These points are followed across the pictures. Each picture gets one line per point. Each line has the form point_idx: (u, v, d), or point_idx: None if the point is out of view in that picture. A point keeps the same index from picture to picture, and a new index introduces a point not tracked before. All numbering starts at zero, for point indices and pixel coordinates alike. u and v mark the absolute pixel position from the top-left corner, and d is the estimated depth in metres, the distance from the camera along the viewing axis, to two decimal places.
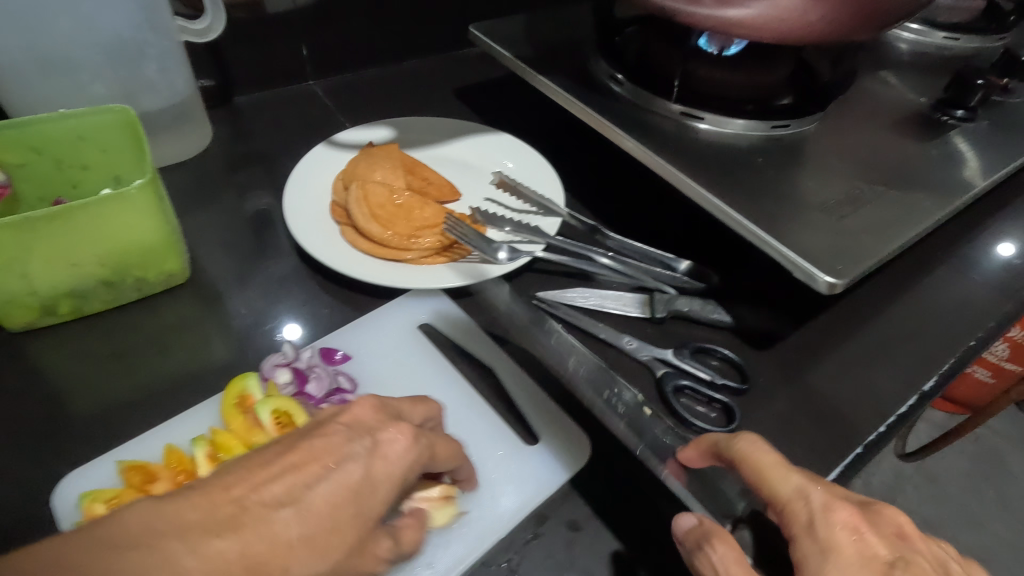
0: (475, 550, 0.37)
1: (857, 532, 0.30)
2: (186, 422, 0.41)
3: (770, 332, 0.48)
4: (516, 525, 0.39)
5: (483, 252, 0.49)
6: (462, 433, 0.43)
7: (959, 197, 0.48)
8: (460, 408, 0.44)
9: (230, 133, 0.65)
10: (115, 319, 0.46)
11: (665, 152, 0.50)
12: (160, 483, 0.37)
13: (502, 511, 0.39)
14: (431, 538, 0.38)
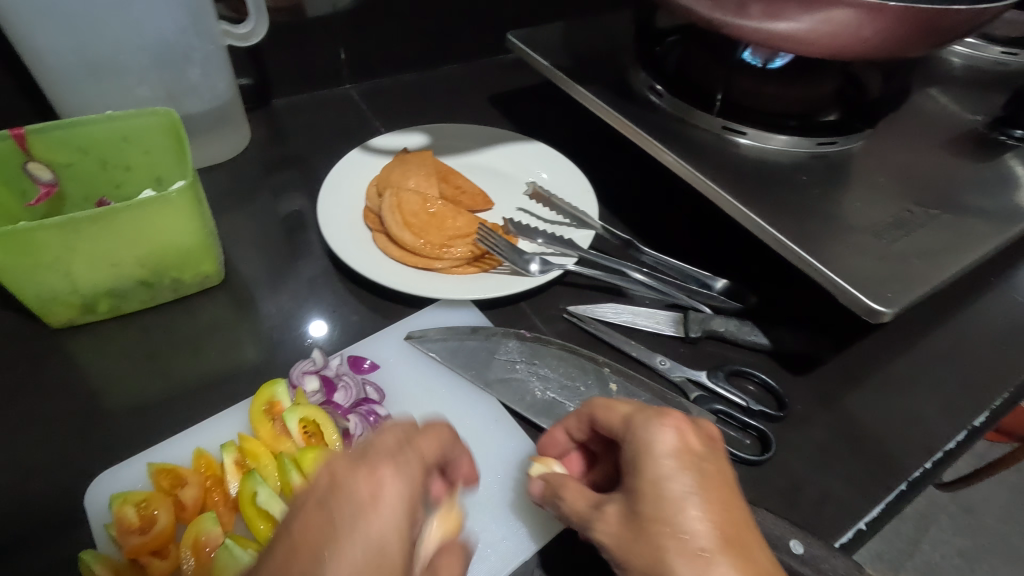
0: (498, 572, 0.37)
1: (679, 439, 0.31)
2: (217, 426, 0.41)
3: (808, 356, 0.46)
4: (541, 548, 0.38)
5: (514, 264, 0.48)
6: (486, 450, 0.42)
7: (1016, 224, 0.45)
8: (486, 424, 0.43)
9: (267, 135, 0.65)
10: (152, 317, 0.47)
11: (707, 170, 0.49)
12: (188, 489, 0.37)
13: (532, 535, 0.38)
14: None
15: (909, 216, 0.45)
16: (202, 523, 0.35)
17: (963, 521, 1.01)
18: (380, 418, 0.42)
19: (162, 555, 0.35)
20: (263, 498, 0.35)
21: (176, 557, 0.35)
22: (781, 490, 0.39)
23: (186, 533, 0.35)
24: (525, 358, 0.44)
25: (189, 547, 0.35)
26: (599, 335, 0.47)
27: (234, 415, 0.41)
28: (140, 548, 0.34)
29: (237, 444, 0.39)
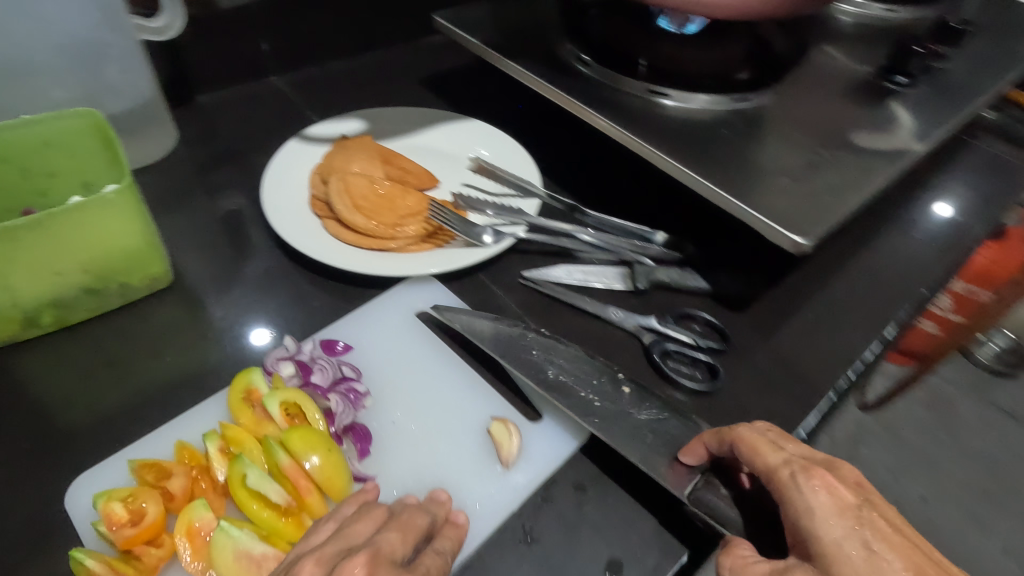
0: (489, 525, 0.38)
1: (832, 487, 0.31)
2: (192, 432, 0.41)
3: (744, 293, 0.51)
4: (526, 496, 0.40)
5: (468, 236, 0.50)
6: (466, 415, 0.44)
7: (904, 156, 0.52)
8: (463, 391, 0.45)
9: (195, 133, 0.63)
10: (102, 326, 0.45)
11: (639, 131, 0.52)
12: (174, 480, 0.37)
13: (517, 487, 0.40)
14: None
15: (817, 159, 0.50)
16: (195, 510, 0.35)
17: None
18: (360, 394, 0.43)
19: (157, 545, 0.35)
20: (253, 477, 0.36)
21: (171, 544, 0.35)
22: (732, 411, 0.44)
23: (178, 519, 0.35)
24: (541, 348, 0.45)
25: (184, 533, 0.35)
26: (557, 295, 0.49)
27: (211, 407, 0.42)
28: (133, 539, 0.34)
29: (220, 433, 0.39)
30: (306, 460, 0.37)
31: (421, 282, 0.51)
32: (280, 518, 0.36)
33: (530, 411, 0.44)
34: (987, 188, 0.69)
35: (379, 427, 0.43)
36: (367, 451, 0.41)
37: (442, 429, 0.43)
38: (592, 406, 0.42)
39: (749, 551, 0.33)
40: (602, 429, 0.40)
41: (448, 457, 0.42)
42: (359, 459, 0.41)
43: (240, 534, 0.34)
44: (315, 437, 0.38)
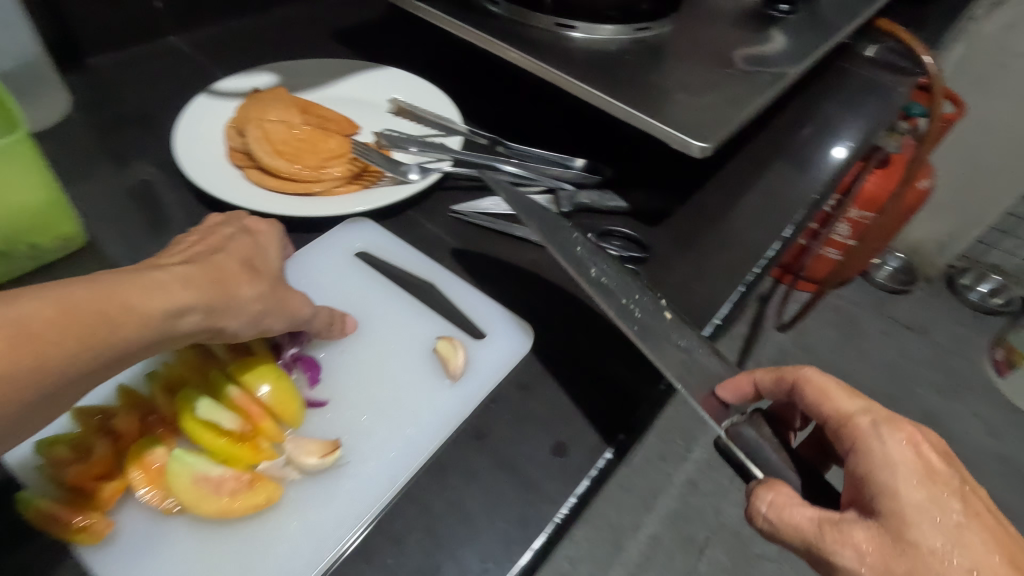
0: (441, 431, 0.40)
1: (917, 445, 0.32)
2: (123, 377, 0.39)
3: (659, 207, 0.55)
4: (476, 404, 0.42)
5: (394, 173, 0.51)
6: (415, 339, 0.45)
7: (788, 71, 0.57)
8: (409, 318, 0.47)
9: (93, 97, 0.60)
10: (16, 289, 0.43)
11: (550, 62, 0.54)
12: (118, 419, 0.36)
13: (468, 396, 0.42)
14: (399, 433, 0.40)
15: (713, 78, 0.55)
16: (145, 444, 0.36)
17: None
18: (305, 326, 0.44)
19: (113, 480, 0.35)
20: (204, 409, 0.36)
21: (126, 478, 0.35)
22: None
23: (131, 453, 0.36)
24: (587, 249, 0.46)
25: (139, 466, 0.36)
26: (486, 224, 0.51)
27: None
28: (85, 474, 0.34)
29: (164, 372, 0.39)
30: (256, 389, 0.38)
31: (354, 224, 0.52)
32: (235, 442, 0.36)
33: (475, 330, 0.46)
34: (866, 107, 0.77)
35: (330, 357, 0.44)
36: (318, 378, 0.43)
37: (393, 352, 0.45)
38: (632, 316, 0.42)
39: (794, 491, 0.33)
40: (638, 337, 0.41)
41: (400, 379, 0.43)
42: (312, 386, 0.42)
43: (196, 459, 0.35)
44: (263, 366, 0.39)
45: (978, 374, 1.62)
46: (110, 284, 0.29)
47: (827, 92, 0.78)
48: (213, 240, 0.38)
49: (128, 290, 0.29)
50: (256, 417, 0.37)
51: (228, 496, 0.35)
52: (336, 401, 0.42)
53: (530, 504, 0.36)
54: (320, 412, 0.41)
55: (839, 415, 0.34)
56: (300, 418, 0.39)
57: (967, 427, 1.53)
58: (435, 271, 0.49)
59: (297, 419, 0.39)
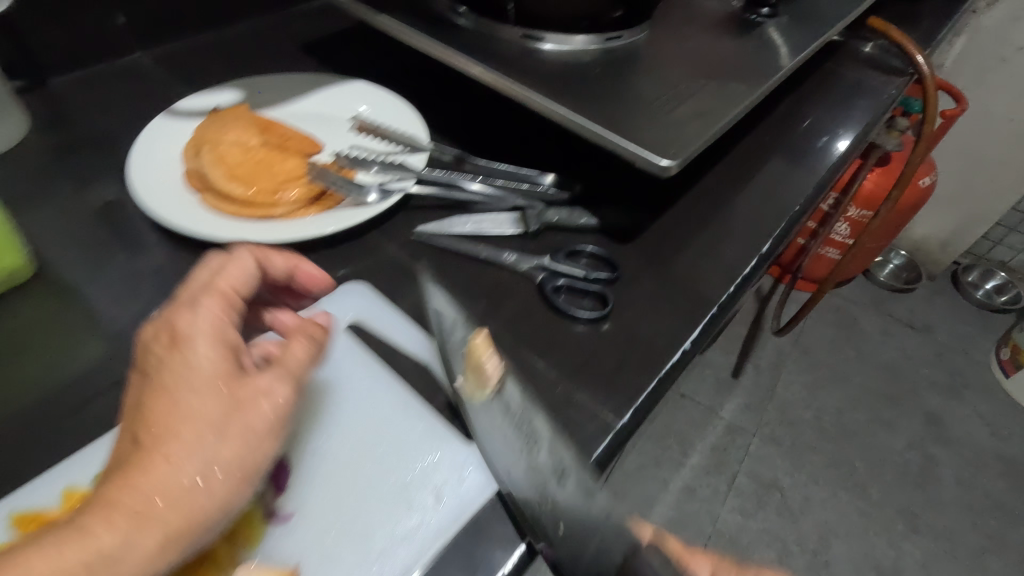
0: (422, 562, 0.34)
1: None
2: (85, 414, 0.40)
3: (631, 225, 0.54)
4: (460, 529, 0.35)
5: (354, 195, 0.49)
6: (398, 433, 0.39)
7: (766, 79, 0.55)
8: (398, 411, 0.40)
9: (53, 117, 0.59)
10: None
11: (515, 76, 0.52)
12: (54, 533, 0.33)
13: (449, 516, 0.35)
14: (369, 559, 0.34)
15: (684, 88, 0.52)
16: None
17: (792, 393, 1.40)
18: None
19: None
20: None
21: None
22: (622, 332, 0.46)
23: None
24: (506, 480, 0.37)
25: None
26: (449, 245, 0.50)
27: (92, 453, 0.36)
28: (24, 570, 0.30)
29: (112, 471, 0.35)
30: None
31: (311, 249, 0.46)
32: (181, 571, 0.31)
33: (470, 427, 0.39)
34: (851, 111, 0.74)
35: (301, 456, 0.38)
36: (284, 486, 0.36)
37: (374, 449, 0.38)
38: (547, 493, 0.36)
39: None
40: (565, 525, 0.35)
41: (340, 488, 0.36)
42: (276, 495, 0.36)
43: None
44: None
45: (984, 373, 1.53)
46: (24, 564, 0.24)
47: (811, 96, 0.75)
48: (181, 416, 0.29)
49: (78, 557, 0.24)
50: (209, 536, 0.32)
51: None
52: (305, 515, 0.35)
53: (485, 548, 0.35)
54: (284, 531, 0.34)
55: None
56: (259, 538, 0.34)
57: (972, 429, 1.44)
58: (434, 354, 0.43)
59: (257, 539, 0.34)
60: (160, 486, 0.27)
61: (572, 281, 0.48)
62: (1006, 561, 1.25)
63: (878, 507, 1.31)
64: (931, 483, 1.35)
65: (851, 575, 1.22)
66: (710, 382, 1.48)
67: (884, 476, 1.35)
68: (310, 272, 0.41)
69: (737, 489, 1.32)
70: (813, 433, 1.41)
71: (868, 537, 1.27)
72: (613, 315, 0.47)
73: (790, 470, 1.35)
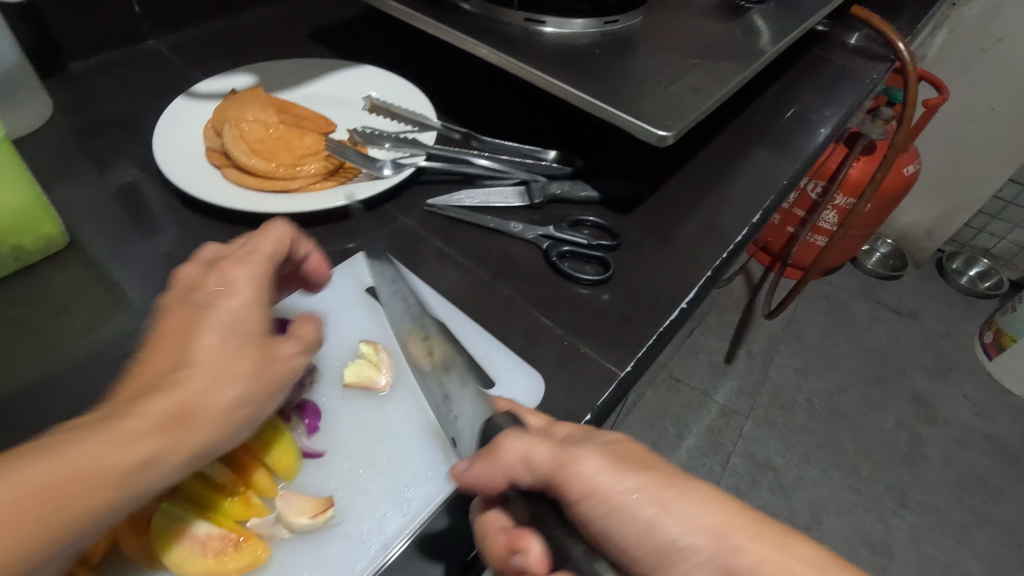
0: (443, 491, 0.37)
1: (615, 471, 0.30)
2: (120, 368, 0.42)
3: (629, 198, 0.57)
4: None
5: (369, 169, 0.52)
6: (419, 382, 0.42)
7: (755, 58, 0.58)
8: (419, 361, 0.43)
9: (73, 101, 0.62)
10: (20, 289, 0.47)
11: (520, 57, 0.55)
12: None
13: (466, 453, 0.38)
14: (394, 489, 0.37)
15: (679, 67, 0.56)
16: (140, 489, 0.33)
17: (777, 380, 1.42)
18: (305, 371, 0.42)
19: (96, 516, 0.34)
20: None
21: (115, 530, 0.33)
22: (624, 293, 0.49)
23: None
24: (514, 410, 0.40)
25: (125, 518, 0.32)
26: (459, 216, 0.53)
27: None
28: None
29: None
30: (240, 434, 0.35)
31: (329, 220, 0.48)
32: (226, 497, 0.34)
33: (484, 378, 0.42)
34: (837, 95, 0.77)
35: (330, 402, 0.41)
36: (316, 426, 0.39)
37: (397, 396, 0.41)
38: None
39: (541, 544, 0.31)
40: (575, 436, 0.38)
41: (371, 430, 0.39)
42: (308, 434, 0.39)
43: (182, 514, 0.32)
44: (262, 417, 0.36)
45: (966, 355, 1.51)
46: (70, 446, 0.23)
47: (798, 81, 0.79)
48: (205, 355, 0.28)
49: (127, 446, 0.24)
50: (249, 468, 0.35)
51: (213, 556, 0.32)
52: (336, 453, 0.38)
53: None
54: (316, 464, 0.38)
55: (546, 458, 0.31)
56: (294, 471, 0.37)
57: (957, 409, 1.41)
58: (451, 314, 0.46)
59: (292, 472, 0.36)
60: (169, 404, 0.26)
61: (575, 248, 0.51)
62: (989, 535, 1.22)
63: (868, 484, 1.28)
64: (920, 462, 1.31)
65: (843, 552, 1.19)
66: (704, 365, 1.46)
67: (873, 456, 1.32)
68: (320, 259, 0.41)
69: (732, 469, 1.29)
70: (804, 415, 1.38)
71: (859, 514, 1.24)
72: (614, 278, 0.50)
73: (783, 450, 1.32)
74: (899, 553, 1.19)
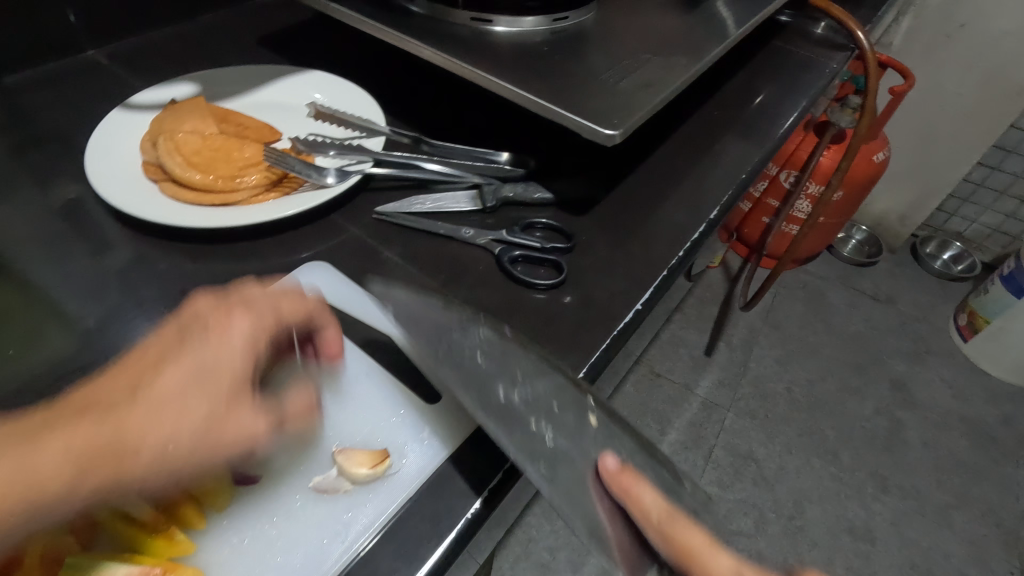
0: (384, 513, 0.35)
1: None
2: (52, 396, 0.40)
3: (585, 198, 0.56)
4: (420, 484, 0.37)
5: (313, 178, 0.51)
6: (361, 399, 0.41)
7: (709, 51, 0.57)
8: (362, 376, 0.42)
9: (6, 117, 0.60)
10: None
11: (466, 58, 0.54)
12: None
13: (408, 474, 0.37)
14: (332, 514, 0.35)
15: (630, 63, 0.55)
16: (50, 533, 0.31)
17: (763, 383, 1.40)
18: None
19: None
20: None
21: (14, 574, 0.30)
22: (578, 296, 0.48)
23: None
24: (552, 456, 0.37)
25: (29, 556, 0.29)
26: (408, 223, 0.51)
27: None
28: None
29: None
30: None
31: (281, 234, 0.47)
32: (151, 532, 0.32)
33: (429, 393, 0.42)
34: (799, 86, 0.77)
35: None
36: None
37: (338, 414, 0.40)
38: (541, 445, 0.37)
39: None
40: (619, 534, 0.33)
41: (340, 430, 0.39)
42: None
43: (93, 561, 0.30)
44: None
45: (942, 339, 1.53)
46: (59, 445, 0.27)
47: (760, 73, 0.78)
48: (166, 399, 0.30)
49: (130, 443, 0.28)
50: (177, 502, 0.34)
51: None
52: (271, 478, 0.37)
53: (444, 499, 0.37)
54: (251, 492, 0.36)
55: None
56: (226, 501, 0.35)
57: (935, 393, 1.42)
58: (396, 326, 0.45)
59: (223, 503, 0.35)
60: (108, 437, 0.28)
61: (528, 252, 0.50)
62: (969, 517, 1.23)
63: (849, 471, 1.28)
64: (899, 447, 1.32)
65: (826, 539, 1.19)
66: (684, 360, 1.45)
67: (854, 443, 1.32)
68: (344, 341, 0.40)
69: (715, 462, 1.28)
70: (785, 406, 1.38)
71: (841, 502, 1.24)
72: (568, 281, 0.49)
73: (765, 441, 1.32)
74: (881, 538, 1.19)
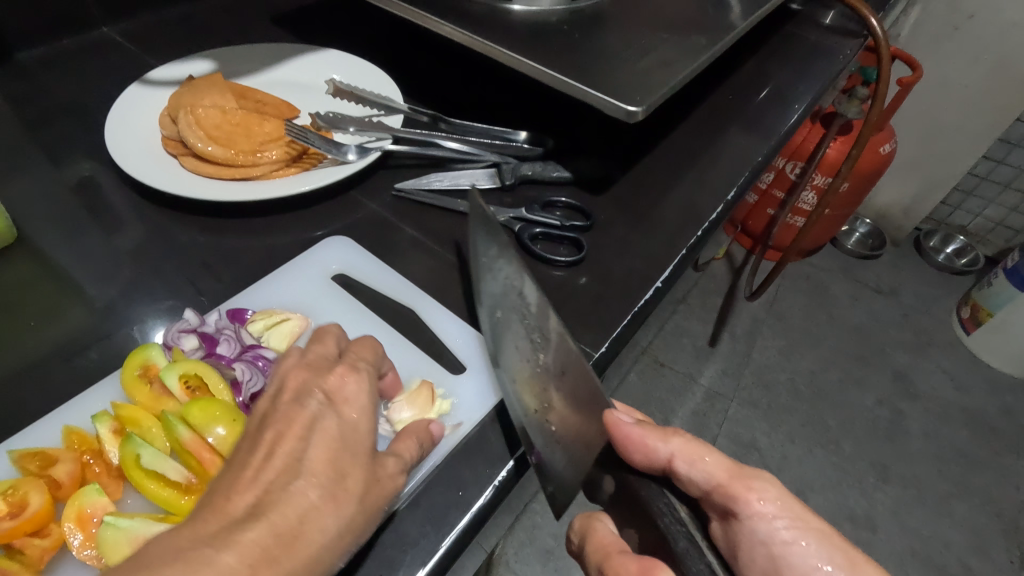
0: (414, 477, 0.36)
1: (734, 494, 0.34)
2: (78, 363, 0.40)
3: (602, 177, 0.56)
4: (448, 453, 0.37)
5: (333, 154, 0.51)
6: None
7: (727, 32, 0.57)
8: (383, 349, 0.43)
9: (22, 92, 0.59)
10: None
11: (484, 35, 0.54)
12: (59, 467, 0.34)
13: (434, 443, 0.37)
14: None
15: (648, 41, 0.54)
16: (86, 496, 0.33)
17: (758, 374, 1.42)
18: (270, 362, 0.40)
19: (42, 535, 0.32)
20: (148, 458, 0.34)
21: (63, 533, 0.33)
22: (597, 274, 0.49)
23: (69, 504, 0.33)
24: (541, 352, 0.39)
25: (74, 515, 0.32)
26: (427, 200, 0.51)
27: (99, 390, 0.38)
28: (17, 529, 0.31)
29: (112, 415, 0.37)
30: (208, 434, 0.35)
31: (290, 191, 0.48)
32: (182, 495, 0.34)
33: (454, 364, 0.42)
34: (811, 72, 0.77)
35: None
36: None
37: None
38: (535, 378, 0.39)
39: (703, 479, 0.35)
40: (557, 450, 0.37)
41: None
42: None
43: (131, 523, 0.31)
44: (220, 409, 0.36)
45: (944, 331, 1.53)
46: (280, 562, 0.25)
47: (773, 58, 0.78)
48: (319, 466, 0.28)
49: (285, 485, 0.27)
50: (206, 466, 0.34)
51: None
52: None
53: (472, 468, 0.37)
54: None
55: (719, 469, 0.34)
56: None
57: (937, 384, 1.43)
58: (417, 299, 0.45)
59: None
60: (286, 519, 0.26)
61: (548, 229, 0.50)
62: (969, 506, 1.24)
63: (851, 461, 1.29)
64: (901, 437, 1.33)
65: None
66: (688, 350, 1.46)
67: (856, 434, 1.33)
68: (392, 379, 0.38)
69: (718, 451, 1.29)
70: (788, 395, 1.39)
71: (843, 491, 1.25)
72: (587, 259, 0.50)
73: (768, 430, 1.33)
74: (882, 526, 1.20)
